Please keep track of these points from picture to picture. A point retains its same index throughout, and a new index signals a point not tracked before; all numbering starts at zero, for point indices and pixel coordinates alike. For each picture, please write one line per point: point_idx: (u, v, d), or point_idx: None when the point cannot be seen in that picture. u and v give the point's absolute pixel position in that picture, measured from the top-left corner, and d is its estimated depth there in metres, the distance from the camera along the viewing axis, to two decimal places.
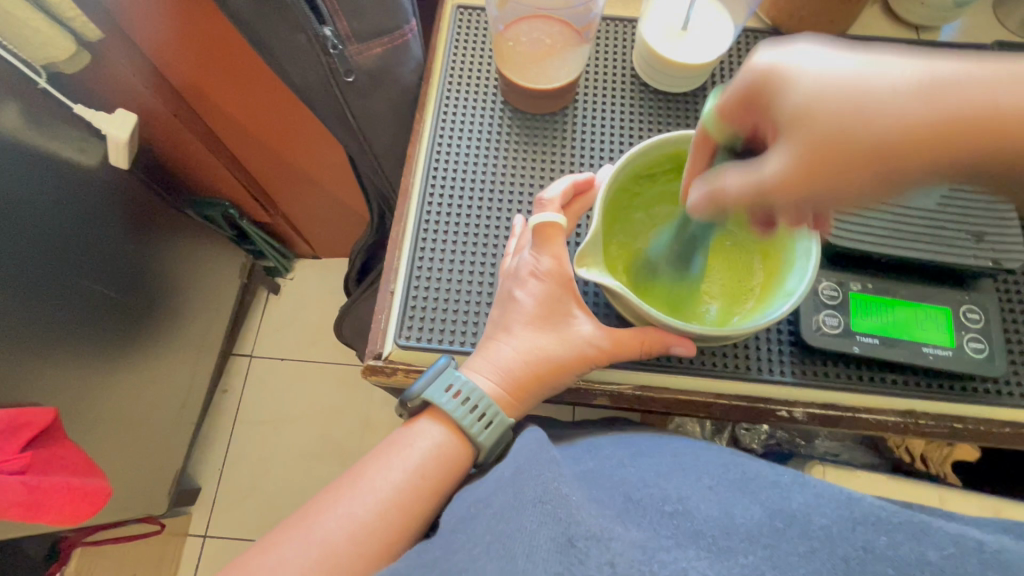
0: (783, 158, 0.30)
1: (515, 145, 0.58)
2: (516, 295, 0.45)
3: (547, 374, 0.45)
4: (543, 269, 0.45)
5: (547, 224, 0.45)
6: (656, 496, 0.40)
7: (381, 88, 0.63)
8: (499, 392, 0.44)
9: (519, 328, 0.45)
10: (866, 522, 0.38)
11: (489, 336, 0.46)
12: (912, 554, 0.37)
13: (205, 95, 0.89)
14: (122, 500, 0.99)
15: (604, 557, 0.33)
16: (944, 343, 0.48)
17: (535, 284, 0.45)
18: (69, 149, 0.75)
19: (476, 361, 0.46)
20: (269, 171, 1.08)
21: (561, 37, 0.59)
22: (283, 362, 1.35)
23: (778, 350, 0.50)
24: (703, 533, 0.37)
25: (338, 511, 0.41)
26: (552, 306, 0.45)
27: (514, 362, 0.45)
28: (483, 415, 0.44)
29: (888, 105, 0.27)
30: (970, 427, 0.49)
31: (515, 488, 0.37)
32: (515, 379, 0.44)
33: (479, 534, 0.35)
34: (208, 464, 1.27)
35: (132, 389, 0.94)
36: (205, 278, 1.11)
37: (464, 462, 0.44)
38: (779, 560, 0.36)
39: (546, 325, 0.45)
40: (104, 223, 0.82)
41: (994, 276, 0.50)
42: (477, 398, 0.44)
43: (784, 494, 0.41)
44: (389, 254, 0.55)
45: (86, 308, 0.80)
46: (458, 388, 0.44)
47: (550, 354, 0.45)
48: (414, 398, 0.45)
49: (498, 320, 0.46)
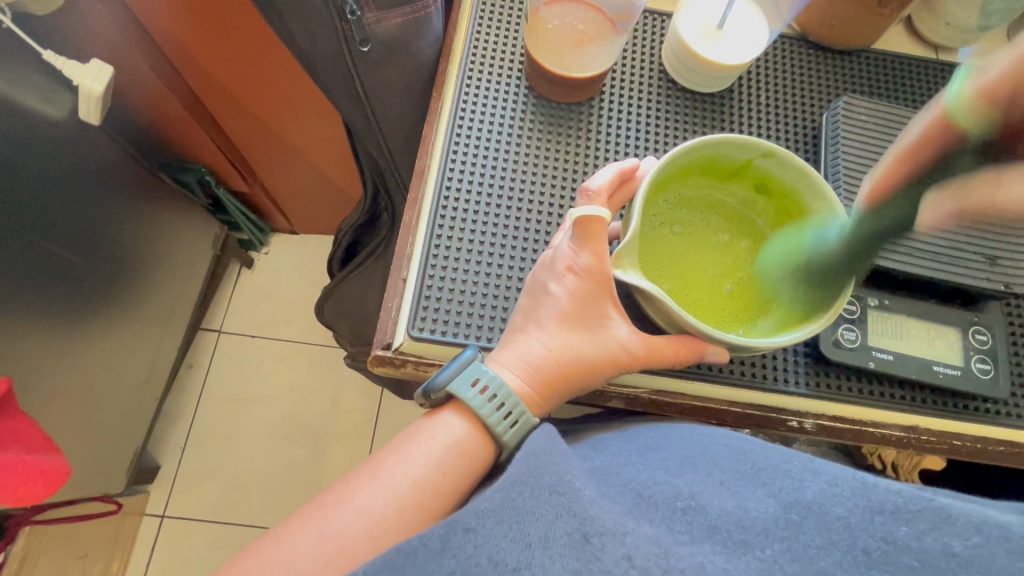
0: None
1: (538, 133, 0.56)
2: (552, 288, 0.44)
3: (576, 375, 0.44)
4: (580, 266, 0.43)
5: (593, 216, 0.42)
6: (667, 492, 0.39)
7: (397, 61, 0.59)
8: (525, 389, 0.43)
9: (550, 325, 0.44)
10: (884, 512, 0.36)
11: (515, 328, 0.45)
12: (936, 545, 0.34)
13: (186, 49, 0.82)
14: (78, 478, 0.93)
15: (620, 551, 0.32)
16: (953, 362, 0.50)
17: (570, 279, 0.43)
18: (34, 98, 0.68)
19: (503, 355, 0.44)
20: (255, 140, 1.02)
21: (594, 23, 0.56)
22: (254, 339, 1.29)
23: (794, 361, 0.50)
24: (717, 527, 0.36)
25: (354, 501, 0.39)
26: (586, 306, 0.43)
27: (544, 356, 0.43)
28: (509, 414, 0.42)
29: None
30: (966, 444, 0.50)
31: (530, 476, 0.36)
32: (542, 376, 0.43)
33: (491, 525, 0.32)
34: (169, 441, 1.21)
35: (93, 361, 0.88)
36: (177, 247, 1.05)
37: (486, 460, 0.42)
38: (799, 554, 0.34)
39: (578, 325, 0.44)
40: (70, 181, 0.76)
41: (1002, 298, 0.51)
42: (503, 396, 0.42)
43: (797, 484, 0.40)
44: (402, 238, 0.53)
45: (47, 273, 0.74)
46: (484, 384, 0.42)
47: (582, 354, 0.44)
48: (438, 390, 0.43)
49: (528, 312, 0.45)
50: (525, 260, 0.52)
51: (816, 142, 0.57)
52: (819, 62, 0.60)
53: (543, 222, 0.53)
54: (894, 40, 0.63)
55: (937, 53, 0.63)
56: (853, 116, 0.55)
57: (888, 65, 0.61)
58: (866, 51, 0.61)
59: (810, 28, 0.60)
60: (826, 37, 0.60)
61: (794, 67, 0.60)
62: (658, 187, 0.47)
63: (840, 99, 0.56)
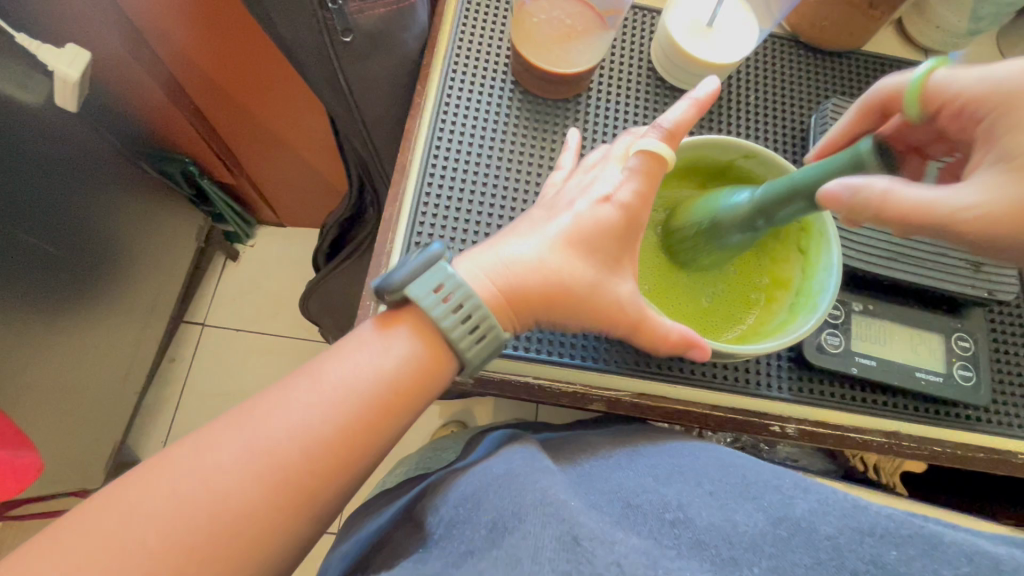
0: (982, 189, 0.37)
1: (524, 130, 0.55)
2: (582, 207, 0.44)
3: (554, 299, 0.42)
4: (619, 199, 0.43)
5: (656, 152, 0.43)
6: (656, 501, 0.38)
7: (381, 53, 0.57)
8: (497, 288, 0.41)
9: (557, 239, 0.43)
10: (873, 534, 0.35)
11: (523, 228, 0.45)
12: (925, 572, 0.33)
13: (166, 36, 0.79)
14: (55, 474, 0.91)
15: (610, 556, 0.31)
16: (935, 369, 0.49)
17: (601, 207, 0.43)
18: (7, 84, 0.65)
19: (493, 248, 0.43)
20: (238, 132, 1.00)
21: (582, 19, 0.55)
22: (238, 333, 1.27)
23: (777, 366, 0.50)
24: (705, 542, 0.35)
25: (288, 416, 0.37)
26: (593, 235, 0.43)
27: (535, 264, 0.42)
28: (473, 328, 0.40)
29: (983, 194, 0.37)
30: (946, 451, 0.50)
31: (512, 491, 0.35)
32: (525, 283, 0.42)
33: (483, 543, 0.33)
34: (150, 436, 1.19)
35: (70, 353, 0.86)
36: (158, 238, 1.03)
37: (426, 377, 0.40)
38: (783, 570, 0.33)
39: (580, 252, 0.43)
40: (46, 170, 0.73)
41: (985, 305, 0.51)
42: (468, 305, 0.39)
43: (786, 499, 0.38)
44: (382, 236, 0.51)
45: (21, 264, 0.72)
46: (446, 290, 0.39)
47: (560, 283, 0.42)
48: (395, 287, 0.39)
49: (541, 220, 0.45)
50: None
51: (804, 144, 0.57)
52: (810, 63, 0.60)
53: None
54: (884, 42, 0.62)
55: (926, 56, 0.62)
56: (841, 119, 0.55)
57: (879, 68, 0.60)
58: (857, 52, 0.60)
59: (801, 29, 0.60)
60: (816, 38, 0.59)
61: (785, 67, 0.59)
62: None
63: (829, 102, 0.56)
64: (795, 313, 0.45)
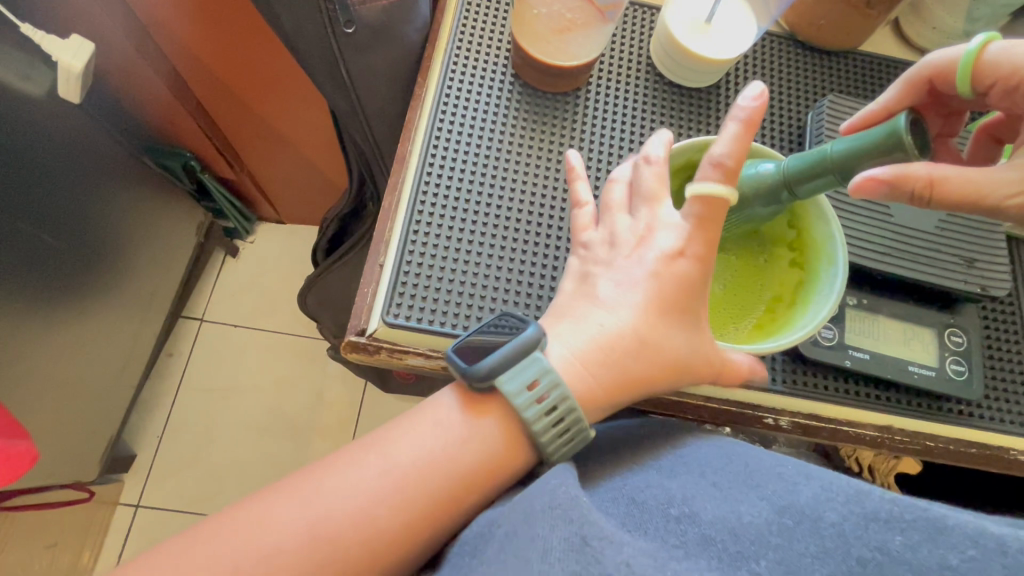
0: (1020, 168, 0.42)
1: (524, 122, 0.56)
2: (653, 267, 0.43)
3: (660, 370, 0.43)
4: (692, 251, 0.43)
5: (721, 195, 0.41)
6: (660, 497, 0.38)
7: (382, 45, 0.58)
8: (597, 381, 0.41)
9: (643, 307, 0.42)
10: (878, 519, 0.35)
11: (603, 300, 0.43)
12: (932, 558, 0.33)
13: (171, 29, 0.80)
14: (50, 464, 0.91)
15: (620, 557, 0.31)
16: (928, 363, 0.50)
17: (676, 263, 0.43)
18: (11, 73, 0.66)
19: (577, 330, 0.42)
20: (240, 126, 1.00)
21: (583, 13, 0.53)
22: (236, 329, 1.27)
23: (772, 358, 0.50)
24: (711, 538, 0.35)
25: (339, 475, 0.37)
26: (683, 293, 0.43)
27: (628, 339, 0.42)
28: (560, 421, 0.39)
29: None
30: (939, 445, 0.50)
31: (523, 504, 0.35)
32: (621, 361, 0.42)
33: (494, 558, 0.33)
34: (146, 431, 1.19)
35: (67, 344, 0.86)
36: (158, 231, 1.03)
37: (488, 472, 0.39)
38: (791, 562, 0.34)
39: (673, 317, 0.43)
40: (48, 160, 0.74)
41: (977, 301, 0.51)
42: (557, 402, 0.39)
43: (792, 486, 0.39)
44: (381, 224, 0.52)
45: (21, 252, 0.72)
46: (539, 385, 0.39)
47: (655, 349, 0.42)
48: (483, 378, 0.39)
49: (610, 279, 0.44)
50: (506, 249, 0.51)
51: (801, 140, 0.57)
52: (807, 62, 0.60)
53: (525, 211, 0.52)
54: (880, 43, 0.63)
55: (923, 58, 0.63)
56: (837, 117, 0.55)
57: (875, 68, 0.61)
58: (853, 52, 0.61)
59: (799, 28, 0.60)
60: (814, 37, 0.60)
61: (782, 65, 0.60)
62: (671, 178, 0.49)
63: (825, 99, 0.57)
64: (802, 308, 0.47)
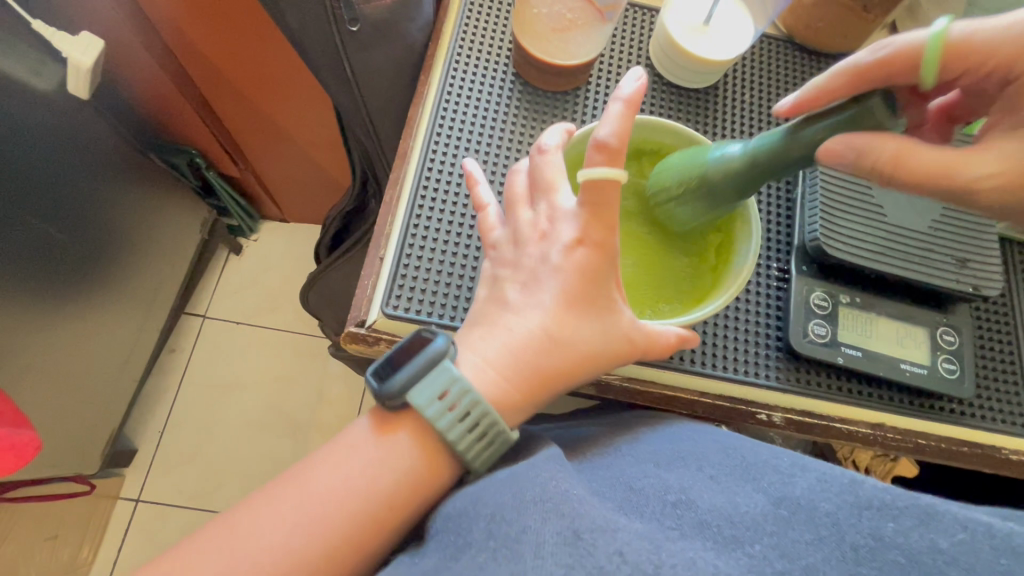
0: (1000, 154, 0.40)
1: (523, 119, 0.56)
2: (556, 262, 0.42)
3: (574, 364, 0.42)
4: (592, 239, 0.41)
5: (609, 179, 0.39)
6: (657, 485, 0.39)
7: (385, 43, 0.59)
8: (507, 382, 0.41)
9: (550, 302, 0.41)
10: (871, 508, 0.36)
11: (510, 301, 0.43)
12: (923, 542, 0.34)
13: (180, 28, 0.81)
14: (53, 456, 0.92)
15: (613, 546, 0.31)
16: (921, 362, 0.50)
17: (572, 253, 0.41)
18: (22, 69, 0.67)
19: (481, 337, 0.42)
20: (245, 125, 1.01)
21: (583, 14, 0.53)
22: (238, 326, 1.28)
23: (766, 354, 0.51)
24: (707, 523, 0.35)
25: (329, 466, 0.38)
26: (590, 284, 0.41)
27: (537, 338, 0.41)
28: (474, 424, 0.39)
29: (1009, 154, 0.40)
30: (931, 443, 0.51)
31: (513, 490, 0.35)
32: (530, 361, 0.41)
33: (484, 541, 0.33)
34: (148, 426, 1.20)
35: (71, 337, 0.87)
36: (163, 228, 1.04)
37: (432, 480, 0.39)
38: (787, 549, 0.34)
39: (583, 307, 0.42)
40: (56, 155, 0.75)
41: (970, 301, 0.52)
42: (468, 406, 0.39)
43: (786, 479, 0.40)
44: (381, 218, 0.53)
45: (28, 244, 0.73)
46: (449, 393, 0.39)
47: (569, 341, 0.42)
48: (394, 396, 0.39)
49: (518, 283, 0.43)
50: None
51: None
52: (804, 64, 0.61)
53: None
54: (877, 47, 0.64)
55: None
56: None
57: None
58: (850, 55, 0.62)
59: (796, 30, 0.61)
60: (811, 40, 0.61)
61: (778, 68, 0.61)
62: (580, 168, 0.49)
63: None
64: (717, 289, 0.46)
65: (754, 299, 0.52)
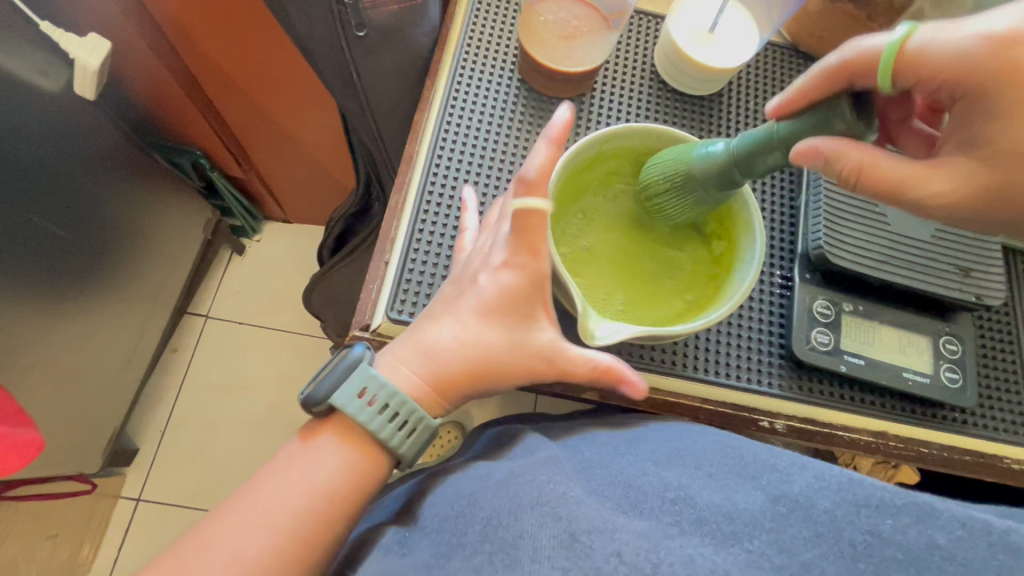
0: (955, 168, 0.41)
1: (528, 125, 0.57)
2: (484, 281, 0.45)
3: (489, 374, 0.45)
4: (515, 264, 0.44)
5: (536, 210, 0.41)
6: (655, 483, 0.39)
7: (391, 49, 0.59)
8: (426, 384, 0.44)
9: (470, 317, 0.45)
10: (869, 505, 0.36)
11: (443, 315, 0.46)
12: (920, 538, 0.34)
13: (186, 30, 0.82)
14: (55, 455, 0.92)
15: (609, 547, 0.32)
16: (923, 370, 0.50)
17: (497, 275, 0.44)
18: (28, 69, 0.68)
19: (408, 348, 0.45)
20: (250, 126, 1.02)
21: (587, 21, 0.57)
22: (240, 326, 1.29)
23: (769, 362, 0.51)
24: (706, 519, 0.35)
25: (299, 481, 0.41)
26: (512, 303, 0.44)
27: (461, 351, 0.44)
28: (400, 420, 0.43)
29: (954, 171, 0.41)
30: (933, 452, 0.51)
31: (510, 494, 0.36)
32: (452, 370, 0.44)
33: (478, 542, 0.33)
34: (149, 425, 1.20)
35: (74, 337, 0.87)
36: (167, 228, 1.04)
37: (376, 473, 0.43)
38: (784, 544, 0.34)
39: (500, 321, 0.45)
40: (61, 155, 0.76)
41: (972, 310, 0.52)
42: (390, 403, 0.42)
43: (785, 476, 0.40)
44: (387, 222, 0.53)
45: (32, 243, 0.73)
46: (371, 394, 0.43)
47: (494, 353, 0.45)
48: (321, 401, 0.43)
49: (447, 300, 0.46)
50: None
51: None
52: (808, 72, 0.61)
53: None
54: None
55: None
56: None
57: None
58: None
59: (801, 39, 0.61)
60: (815, 48, 0.61)
61: (783, 75, 0.61)
62: (577, 179, 0.49)
63: None
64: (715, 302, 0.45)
65: (757, 307, 0.52)
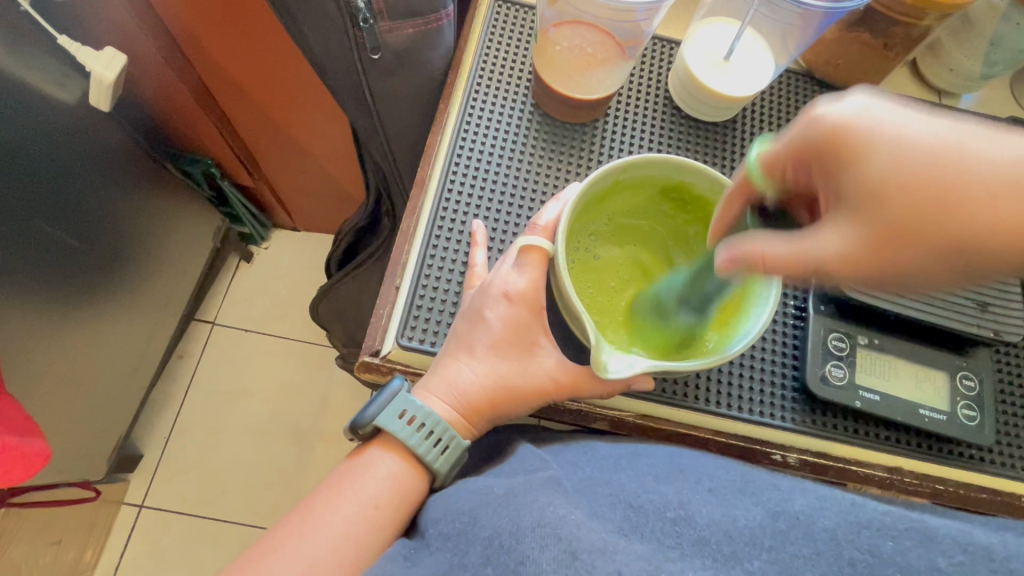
0: (844, 234, 0.32)
1: (541, 149, 0.57)
2: (489, 314, 0.45)
3: (502, 401, 0.45)
4: (523, 294, 0.45)
5: (538, 248, 0.45)
6: (657, 502, 0.37)
7: (406, 71, 0.60)
8: (451, 415, 0.44)
9: (482, 351, 0.45)
10: (871, 527, 0.35)
11: (453, 351, 0.46)
12: (922, 561, 0.33)
13: (200, 42, 0.82)
14: (61, 462, 0.92)
15: (611, 565, 0.30)
16: (939, 407, 0.50)
17: (504, 306, 0.45)
18: (45, 81, 0.68)
19: (430, 383, 0.45)
20: (262, 138, 1.02)
21: (603, 49, 0.58)
22: (246, 333, 1.29)
23: (781, 397, 0.50)
24: (706, 540, 0.34)
25: (343, 510, 0.41)
26: (518, 333, 0.46)
27: (475, 384, 0.45)
28: (438, 440, 0.43)
29: (829, 249, 0.32)
30: (949, 489, 0.50)
31: (510, 514, 0.34)
32: (469, 401, 0.45)
33: (480, 565, 0.32)
34: (154, 432, 1.20)
35: (82, 345, 0.88)
36: (177, 236, 1.05)
37: (420, 492, 0.43)
38: (785, 564, 0.33)
39: (507, 351, 0.45)
40: (74, 165, 0.76)
41: (990, 345, 0.51)
42: (431, 424, 0.43)
43: (786, 497, 0.39)
44: (398, 246, 0.53)
45: (45, 253, 0.74)
46: (412, 415, 0.44)
47: (509, 381, 0.45)
48: (366, 424, 0.44)
49: (462, 337, 0.46)
50: None
51: None
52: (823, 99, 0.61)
53: None
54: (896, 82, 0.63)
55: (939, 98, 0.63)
56: None
57: None
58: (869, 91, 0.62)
59: (816, 65, 0.61)
60: (830, 75, 0.61)
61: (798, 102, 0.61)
62: (586, 209, 0.49)
63: None
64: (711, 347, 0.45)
65: (770, 341, 0.52)
